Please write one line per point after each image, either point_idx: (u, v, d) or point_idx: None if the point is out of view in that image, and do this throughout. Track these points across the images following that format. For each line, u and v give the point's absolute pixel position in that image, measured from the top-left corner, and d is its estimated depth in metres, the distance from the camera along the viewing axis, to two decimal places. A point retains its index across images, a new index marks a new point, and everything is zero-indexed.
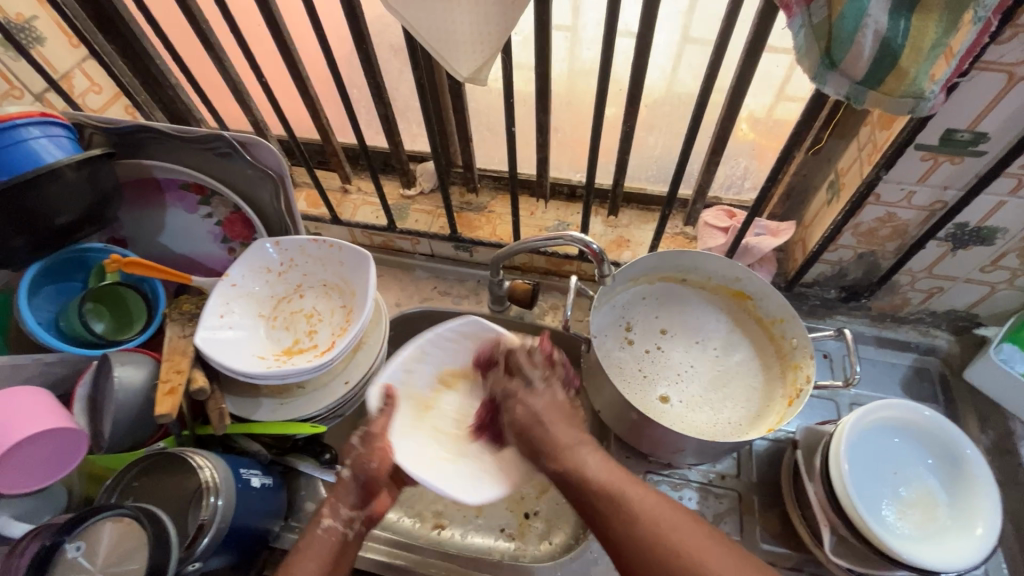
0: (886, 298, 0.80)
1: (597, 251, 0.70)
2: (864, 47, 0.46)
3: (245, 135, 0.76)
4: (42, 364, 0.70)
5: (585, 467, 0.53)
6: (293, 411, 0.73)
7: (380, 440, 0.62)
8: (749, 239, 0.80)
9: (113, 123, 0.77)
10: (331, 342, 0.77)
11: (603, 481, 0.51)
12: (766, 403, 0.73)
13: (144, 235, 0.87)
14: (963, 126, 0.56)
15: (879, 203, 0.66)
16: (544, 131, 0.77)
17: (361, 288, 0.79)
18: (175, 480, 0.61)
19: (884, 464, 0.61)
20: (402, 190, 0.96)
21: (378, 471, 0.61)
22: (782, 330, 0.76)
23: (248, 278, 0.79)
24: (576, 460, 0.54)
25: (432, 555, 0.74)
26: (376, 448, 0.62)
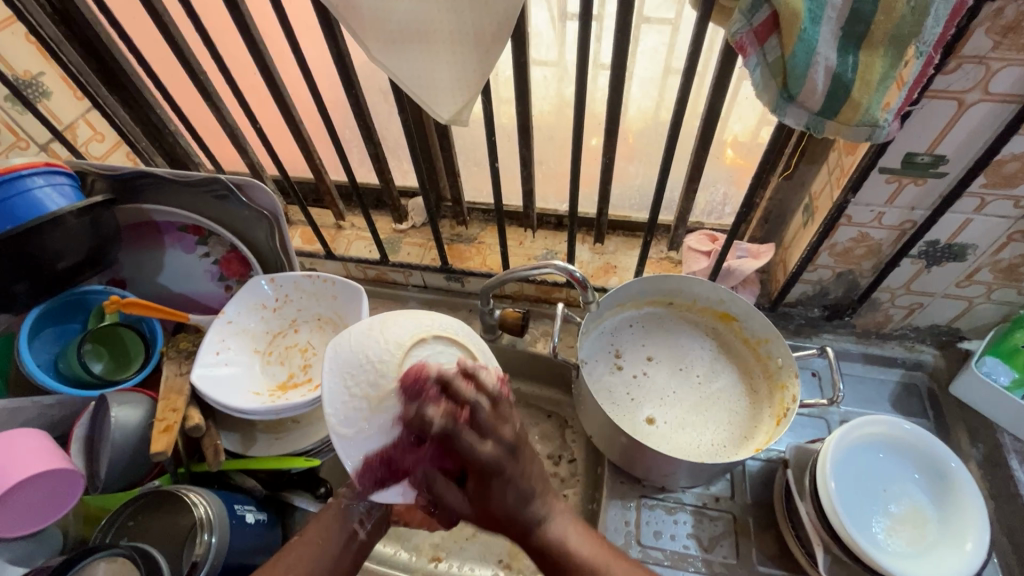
0: (869, 315, 0.82)
1: (580, 279, 0.72)
2: (817, 82, 0.49)
3: (241, 177, 0.79)
4: (41, 406, 0.71)
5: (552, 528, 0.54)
6: (287, 445, 0.74)
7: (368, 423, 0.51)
8: (730, 261, 0.82)
9: (113, 170, 0.80)
10: (326, 375, 0.78)
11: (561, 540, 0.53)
12: (755, 422, 0.74)
13: (143, 275, 0.90)
14: (922, 150, 0.58)
15: (851, 224, 0.69)
16: (528, 165, 0.80)
17: (354, 321, 0.81)
18: (168, 519, 0.60)
19: (873, 481, 0.61)
20: (394, 225, 0.99)
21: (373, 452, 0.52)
22: (767, 349, 0.77)
23: (243, 314, 0.81)
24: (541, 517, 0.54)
25: None
26: None
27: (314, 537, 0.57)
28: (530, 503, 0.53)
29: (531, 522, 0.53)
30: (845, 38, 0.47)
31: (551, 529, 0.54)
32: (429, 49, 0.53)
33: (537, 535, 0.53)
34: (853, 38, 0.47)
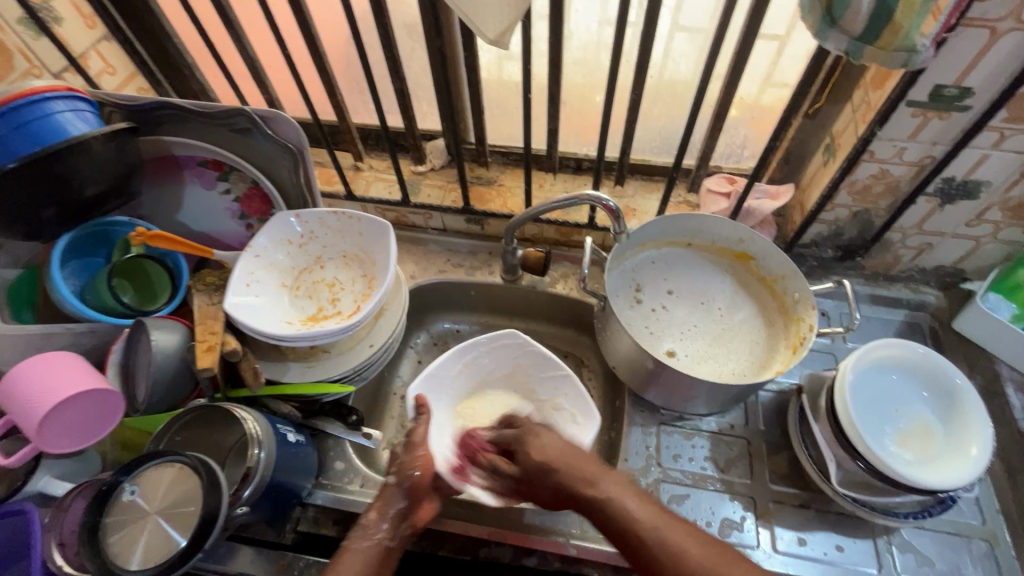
0: (879, 257, 0.85)
1: (613, 208, 0.73)
2: (862, 4, 0.50)
3: (266, 110, 0.79)
4: (73, 333, 0.72)
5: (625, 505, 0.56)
6: (320, 372, 0.75)
7: (421, 448, 0.67)
8: (750, 202, 0.84)
9: (134, 101, 0.79)
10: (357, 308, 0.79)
11: (641, 516, 0.55)
12: (769, 353, 0.77)
13: (163, 212, 0.89)
14: (949, 82, 0.60)
15: (873, 160, 0.70)
16: (556, 101, 0.80)
17: (381, 257, 0.81)
18: (217, 430, 0.62)
19: (886, 401, 0.65)
20: (414, 167, 0.99)
21: (421, 477, 0.63)
22: (783, 286, 0.80)
23: (271, 248, 0.82)
24: (604, 493, 0.58)
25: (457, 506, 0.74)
26: (417, 455, 0.65)
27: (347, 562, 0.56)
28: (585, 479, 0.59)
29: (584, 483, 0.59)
30: None
31: (603, 485, 0.58)
32: None
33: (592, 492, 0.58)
34: None
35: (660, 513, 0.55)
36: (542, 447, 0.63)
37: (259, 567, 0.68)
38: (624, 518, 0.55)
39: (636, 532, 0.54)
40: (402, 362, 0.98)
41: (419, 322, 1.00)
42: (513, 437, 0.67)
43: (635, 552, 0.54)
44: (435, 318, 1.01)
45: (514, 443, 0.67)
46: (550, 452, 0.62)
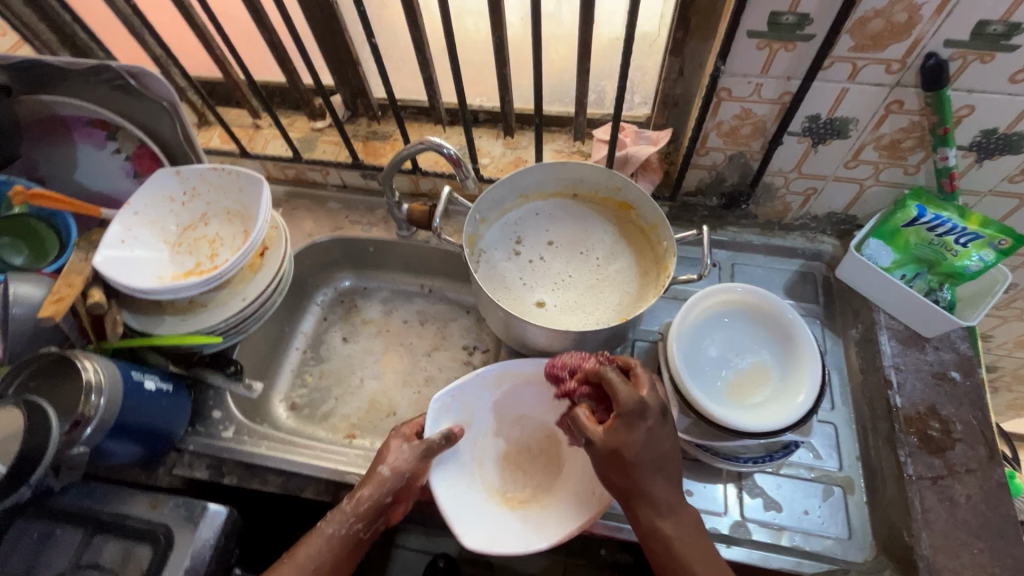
0: (768, 204, 0.82)
1: (455, 157, 0.71)
2: None
3: (131, 65, 0.79)
4: None
5: (657, 518, 0.59)
6: (193, 325, 0.77)
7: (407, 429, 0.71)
8: (629, 150, 0.81)
9: (7, 58, 0.80)
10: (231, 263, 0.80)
11: (662, 531, 0.58)
12: (637, 303, 0.77)
13: (59, 172, 0.91)
14: (785, 8, 0.57)
15: (732, 98, 0.67)
16: (422, 47, 0.78)
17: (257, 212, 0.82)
18: (62, 377, 0.62)
19: (724, 347, 0.64)
20: (311, 124, 0.99)
21: (418, 473, 0.67)
22: (657, 235, 0.79)
23: (151, 206, 0.83)
24: (652, 514, 0.59)
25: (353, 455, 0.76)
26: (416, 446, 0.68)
27: (311, 545, 0.64)
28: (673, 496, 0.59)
29: (659, 496, 0.58)
30: None
31: (659, 512, 0.59)
32: None
33: (657, 513, 0.59)
34: None
35: (685, 520, 0.59)
36: (638, 447, 0.56)
37: (137, 506, 0.72)
38: (671, 545, 0.58)
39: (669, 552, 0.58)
40: (305, 318, 1.00)
41: (322, 279, 1.02)
42: (630, 406, 0.55)
43: (657, 552, 0.59)
44: (338, 275, 1.02)
45: (627, 408, 0.56)
46: (644, 454, 0.56)
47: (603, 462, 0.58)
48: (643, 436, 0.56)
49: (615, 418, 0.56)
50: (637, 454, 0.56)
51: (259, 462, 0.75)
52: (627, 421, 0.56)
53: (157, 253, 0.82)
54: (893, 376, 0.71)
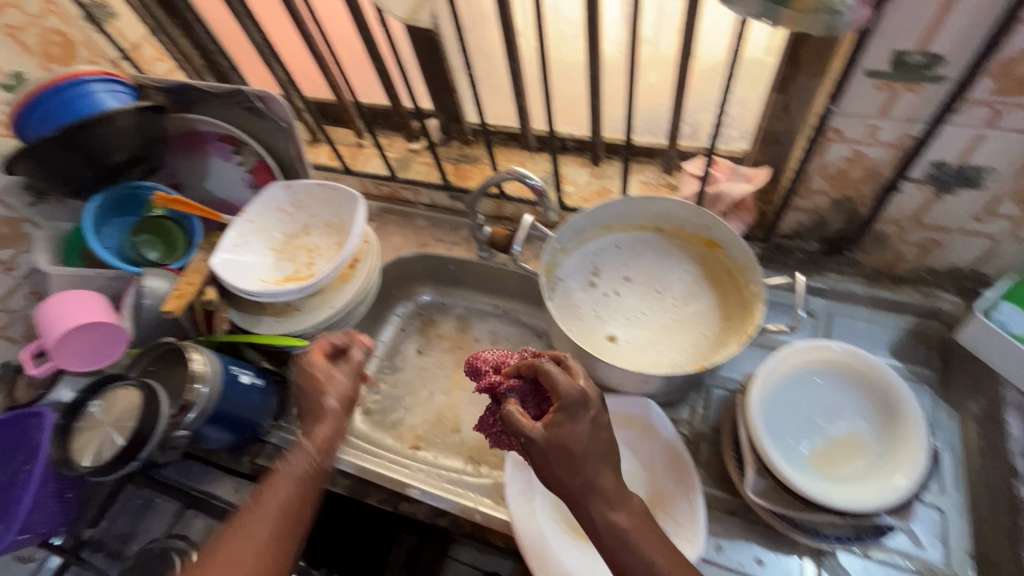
0: (877, 253, 0.75)
1: (538, 188, 0.71)
2: None
3: (259, 89, 0.88)
4: (103, 277, 0.88)
5: (606, 513, 0.55)
6: (287, 327, 0.84)
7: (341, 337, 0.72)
8: (721, 186, 0.77)
9: (165, 83, 0.93)
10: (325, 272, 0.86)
11: (612, 525, 0.55)
12: (718, 349, 0.72)
13: (193, 180, 1.04)
14: (912, 47, 0.52)
15: (842, 140, 0.62)
16: (517, 78, 0.80)
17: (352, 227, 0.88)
18: (174, 365, 0.70)
19: (813, 410, 0.59)
20: (408, 145, 1.05)
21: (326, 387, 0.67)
22: (746, 278, 0.74)
23: (263, 215, 0.92)
24: (598, 509, 0.55)
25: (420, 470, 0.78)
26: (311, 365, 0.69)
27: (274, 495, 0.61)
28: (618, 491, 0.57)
29: (601, 490, 0.55)
30: None
31: (612, 508, 0.55)
32: None
33: (601, 509, 0.55)
34: None
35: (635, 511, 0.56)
36: (578, 435, 0.55)
37: (219, 489, 0.78)
38: (622, 540, 0.54)
39: (625, 546, 0.54)
40: (385, 327, 1.05)
41: (404, 292, 1.06)
42: (571, 396, 0.56)
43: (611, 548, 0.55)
44: (419, 289, 1.07)
45: (568, 398, 0.56)
46: (583, 440, 0.55)
47: (541, 461, 0.56)
48: (578, 424, 0.56)
49: (557, 410, 0.56)
50: (579, 444, 0.55)
51: (332, 463, 0.79)
52: (569, 412, 0.56)
53: (263, 258, 0.90)
54: (1021, 464, 0.61)
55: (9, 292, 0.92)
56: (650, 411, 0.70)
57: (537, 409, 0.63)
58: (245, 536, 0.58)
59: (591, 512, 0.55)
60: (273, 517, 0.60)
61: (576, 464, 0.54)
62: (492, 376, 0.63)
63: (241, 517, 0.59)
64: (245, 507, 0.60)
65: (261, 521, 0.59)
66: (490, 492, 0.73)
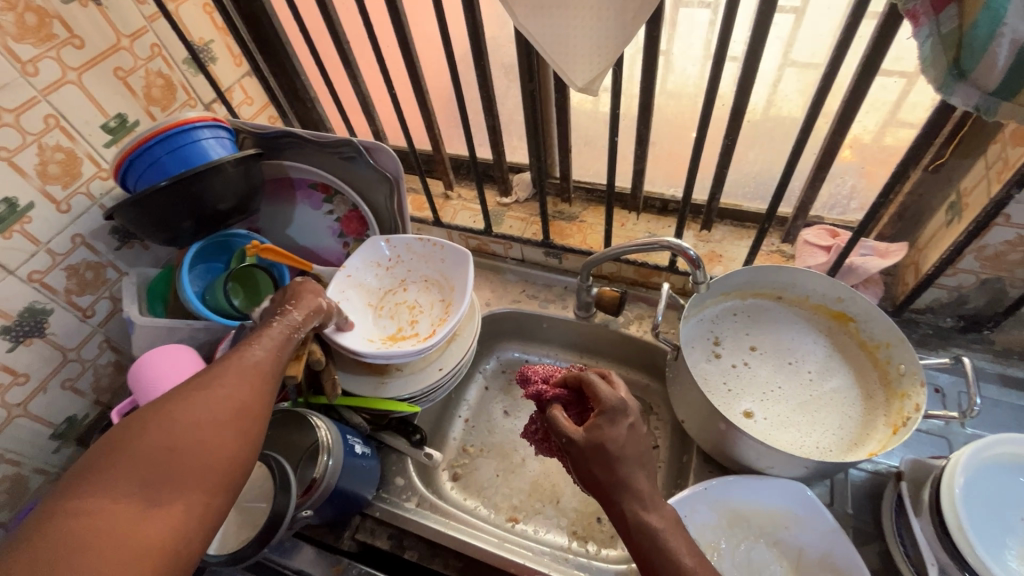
0: (1014, 332, 0.74)
1: (693, 257, 0.71)
2: (999, 56, 0.44)
3: (370, 142, 0.86)
4: (191, 328, 0.82)
5: (644, 517, 0.53)
6: (392, 390, 0.79)
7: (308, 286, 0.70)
8: (853, 259, 0.77)
9: (261, 129, 0.90)
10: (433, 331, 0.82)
11: (649, 529, 0.53)
12: (865, 430, 0.69)
13: (277, 226, 1.00)
14: None
15: (1009, 225, 0.62)
16: (644, 143, 0.79)
17: (459, 284, 0.85)
18: (291, 435, 0.67)
19: (1009, 508, 0.56)
20: (499, 198, 1.03)
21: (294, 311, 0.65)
22: (887, 355, 0.72)
23: (362, 270, 0.88)
24: (638, 517, 0.53)
25: (544, 553, 0.73)
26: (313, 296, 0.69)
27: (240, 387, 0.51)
28: (654, 496, 0.55)
29: (638, 495, 0.54)
30: None
31: (650, 516, 0.53)
32: (575, 15, 0.53)
33: (638, 515, 0.53)
34: None
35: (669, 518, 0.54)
36: (613, 439, 0.55)
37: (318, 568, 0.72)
38: (662, 548, 0.52)
39: (659, 547, 0.52)
40: (470, 386, 1.00)
41: (490, 348, 1.02)
42: (612, 403, 0.56)
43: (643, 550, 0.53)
44: (505, 346, 1.03)
45: (608, 405, 0.56)
46: (623, 447, 0.55)
47: (581, 461, 0.56)
48: (614, 428, 0.55)
49: (596, 415, 0.56)
50: (619, 449, 0.55)
51: (443, 542, 0.74)
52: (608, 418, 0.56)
53: (363, 316, 0.85)
54: None
55: (84, 340, 0.86)
56: (802, 501, 0.66)
57: (581, 417, 0.63)
58: (231, 380, 0.51)
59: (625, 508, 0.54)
60: (255, 377, 0.53)
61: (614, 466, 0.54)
62: (540, 384, 0.65)
63: (224, 361, 0.53)
64: (235, 350, 0.56)
65: (243, 376, 0.52)
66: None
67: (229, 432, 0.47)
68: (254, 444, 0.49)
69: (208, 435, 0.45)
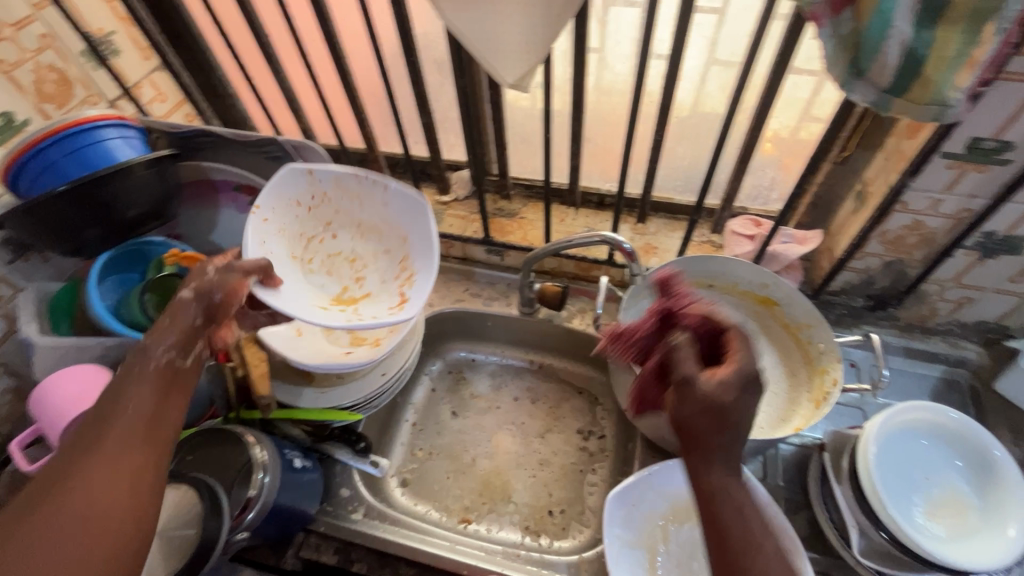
0: (915, 308, 0.81)
1: (628, 250, 0.73)
2: (889, 56, 0.48)
3: (297, 140, 0.82)
4: (104, 346, 0.75)
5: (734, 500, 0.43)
6: (332, 399, 0.76)
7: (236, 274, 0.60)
8: (775, 246, 0.81)
9: (176, 127, 0.83)
10: (399, 293, 0.77)
11: (739, 521, 0.42)
12: (790, 406, 0.74)
13: (199, 232, 0.93)
14: (988, 135, 0.58)
15: (906, 211, 0.68)
16: (578, 139, 0.80)
17: (417, 231, 0.80)
18: (217, 453, 0.63)
19: (914, 469, 0.62)
20: (438, 197, 1.01)
21: (225, 302, 0.58)
22: (808, 335, 0.77)
23: (278, 211, 0.79)
24: (730, 500, 0.43)
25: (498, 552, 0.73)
26: (228, 280, 0.59)
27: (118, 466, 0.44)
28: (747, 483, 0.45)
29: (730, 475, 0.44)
30: (922, 13, 0.46)
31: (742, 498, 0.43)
32: (501, 11, 0.53)
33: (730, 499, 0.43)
34: (930, 12, 0.46)
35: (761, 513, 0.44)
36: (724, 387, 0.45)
37: None
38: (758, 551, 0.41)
39: (754, 549, 0.41)
40: (416, 388, 0.98)
41: (435, 349, 1.01)
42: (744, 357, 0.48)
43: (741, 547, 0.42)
44: (451, 346, 1.01)
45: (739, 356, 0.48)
46: (742, 401, 0.45)
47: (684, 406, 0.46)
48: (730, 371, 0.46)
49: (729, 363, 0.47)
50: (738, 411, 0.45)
51: (393, 551, 0.72)
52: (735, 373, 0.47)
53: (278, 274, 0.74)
54: None
55: None
56: None
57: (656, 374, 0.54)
58: (101, 461, 0.44)
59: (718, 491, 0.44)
60: (134, 441, 0.46)
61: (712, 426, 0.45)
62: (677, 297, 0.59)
63: (97, 428, 0.46)
64: (109, 408, 0.48)
65: (124, 431, 0.46)
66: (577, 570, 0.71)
67: (118, 506, 0.42)
68: (148, 528, 0.44)
69: (78, 549, 0.40)
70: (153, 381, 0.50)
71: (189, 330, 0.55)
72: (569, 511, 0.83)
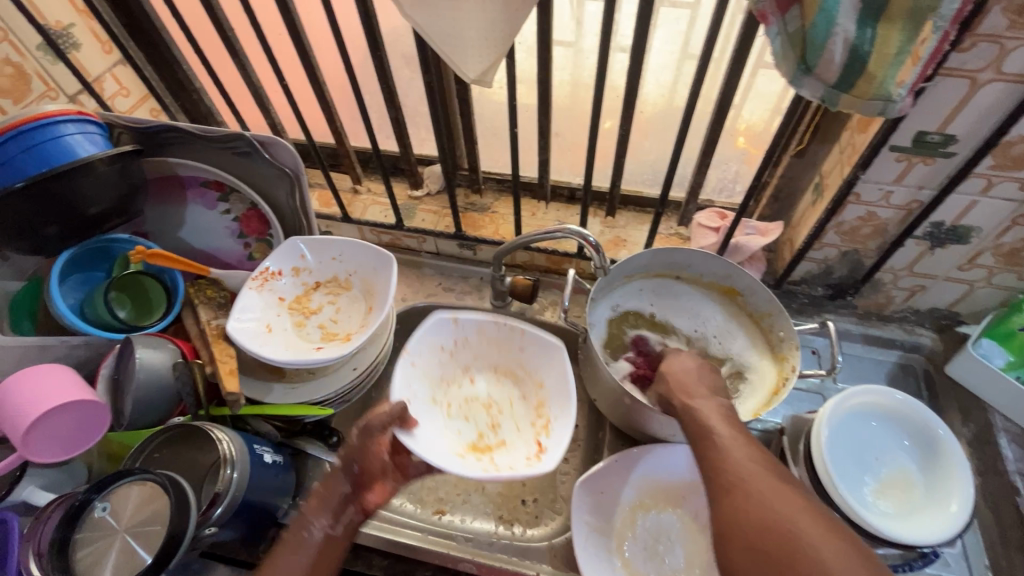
0: (872, 296, 0.84)
1: (593, 244, 0.74)
2: (835, 53, 0.50)
3: (265, 135, 0.81)
4: (67, 345, 0.74)
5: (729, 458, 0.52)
6: (304, 394, 0.77)
7: (378, 433, 0.67)
8: (739, 237, 0.83)
9: (140, 123, 0.82)
10: (536, 442, 0.75)
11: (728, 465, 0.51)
12: (754, 392, 0.76)
13: (165, 229, 0.92)
14: (933, 129, 0.60)
15: (859, 202, 0.70)
16: (546, 134, 0.81)
17: (551, 376, 0.79)
18: (191, 453, 0.66)
19: (863, 450, 0.65)
20: (410, 192, 1.01)
21: (370, 459, 0.66)
22: (770, 323, 0.80)
23: (260, 299, 0.81)
24: (718, 453, 0.53)
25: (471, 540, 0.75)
26: (372, 441, 0.67)
27: None
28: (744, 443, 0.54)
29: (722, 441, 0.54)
30: (865, 11, 0.48)
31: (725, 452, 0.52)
32: (461, 7, 0.54)
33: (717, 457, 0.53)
34: (872, 11, 0.48)
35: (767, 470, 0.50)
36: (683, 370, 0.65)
37: None
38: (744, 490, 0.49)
39: (738, 485, 0.49)
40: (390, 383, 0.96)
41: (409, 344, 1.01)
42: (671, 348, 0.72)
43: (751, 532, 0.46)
44: None
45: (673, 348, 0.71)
46: (681, 365, 0.66)
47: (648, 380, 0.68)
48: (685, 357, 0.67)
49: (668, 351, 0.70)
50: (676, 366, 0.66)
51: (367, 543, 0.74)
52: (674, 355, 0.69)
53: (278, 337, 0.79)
54: (1019, 481, 0.72)
55: None
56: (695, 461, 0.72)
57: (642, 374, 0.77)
58: None
59: (726, 473, 0.51)
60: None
61: (699, 419, 0.57)
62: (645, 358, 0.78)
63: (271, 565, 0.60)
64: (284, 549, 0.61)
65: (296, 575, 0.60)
66: (548, 557, 0.73)
67: None
68: None
69: None
70: (314, 549, 0.62)
71: (342, 499, 0.64)
72: (542, 500, 0.84)
